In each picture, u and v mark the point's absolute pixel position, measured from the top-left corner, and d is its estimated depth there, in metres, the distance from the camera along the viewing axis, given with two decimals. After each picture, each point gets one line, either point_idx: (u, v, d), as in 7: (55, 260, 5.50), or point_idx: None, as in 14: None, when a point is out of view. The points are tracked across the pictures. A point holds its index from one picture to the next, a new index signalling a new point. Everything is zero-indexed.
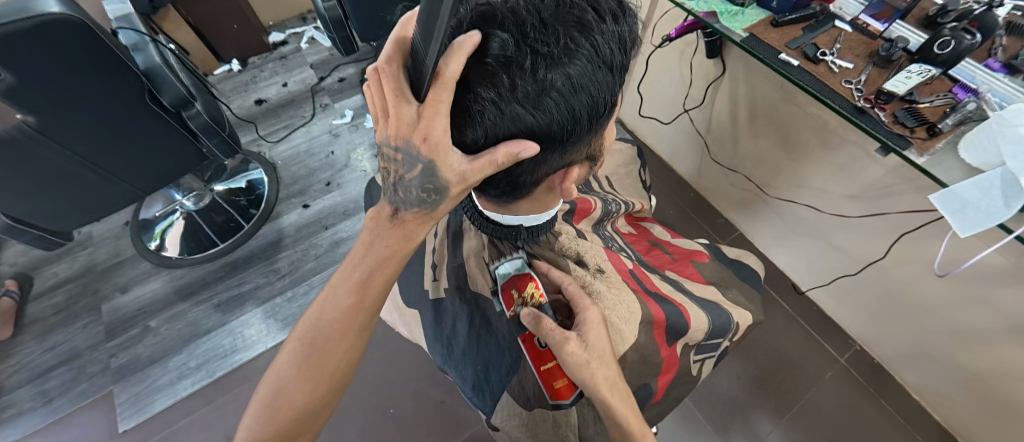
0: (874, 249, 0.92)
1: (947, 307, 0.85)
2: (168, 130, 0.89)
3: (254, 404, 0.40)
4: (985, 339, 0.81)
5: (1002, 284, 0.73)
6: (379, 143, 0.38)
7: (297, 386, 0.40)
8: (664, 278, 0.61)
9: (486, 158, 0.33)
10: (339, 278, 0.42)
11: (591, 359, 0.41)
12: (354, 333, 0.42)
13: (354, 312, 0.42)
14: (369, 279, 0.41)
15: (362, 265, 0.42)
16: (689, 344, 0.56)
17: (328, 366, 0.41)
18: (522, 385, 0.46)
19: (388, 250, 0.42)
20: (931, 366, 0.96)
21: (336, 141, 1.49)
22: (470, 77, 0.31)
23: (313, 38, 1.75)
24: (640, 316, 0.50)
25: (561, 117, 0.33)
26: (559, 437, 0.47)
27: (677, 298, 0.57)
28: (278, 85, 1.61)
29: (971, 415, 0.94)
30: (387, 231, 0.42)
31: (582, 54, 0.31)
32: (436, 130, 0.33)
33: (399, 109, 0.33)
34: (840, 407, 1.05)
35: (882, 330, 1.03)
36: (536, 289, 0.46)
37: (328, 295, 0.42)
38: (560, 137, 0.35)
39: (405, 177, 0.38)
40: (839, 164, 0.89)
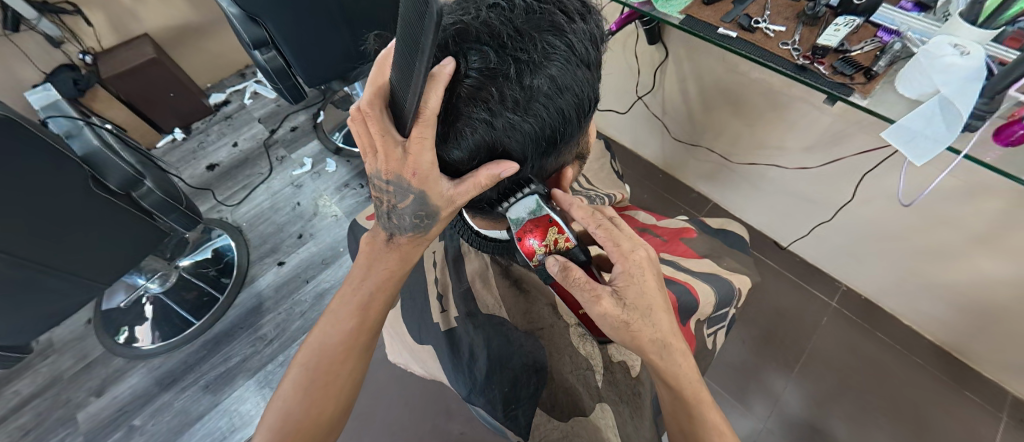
0: (841, 194, 0.97)
1: (917, 234, 0.90)
2: (126, 213, 0.84)
3: (263, 424, 0.42)
4: (959, 256, 0.87)
5: (961, 203, 0.78)
6: (370, 176, 0.40)
7: (313, 404, 0.43)
8: (664, 260, 0.62)
9: (470, 181, 0.35)
10: (340, 303, 0.46)
11: (632, 319, 0.38)
12: (357, 355, 0.46)
13: (358, 332, 0.46)
14: (369, 302, 0.46)
15: (362, 288, 0.46)
16: (701, 320, 0.57)
17: (334, 385, 0.44)
18: (553, 397, 0.46)
19: (386, 272, 0.47)
20: (915, 291, 1.01)
21: (300, 191, 1.45)
22: (451, 99, 0.32)
23: (256, 92, 1.70)
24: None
25: (552, 120, 0.33)
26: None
27: (682, 277, 0.58)
28: (228, 146, 1.55)
29: (958, 330, 0.99)
30: (385, 255, 0.47)
31: (560, 56, 0.31)
32: (424, 161, 0.35)
33: (389, 149, 0.35)
34: (843, 348, 1.09)
35: (863, 267, 1.08)
36: (560, 236, 0.41)
37: (331, 319, 0.46)
38: (555, 140, 0.36)
39: (399, 204, 0.40)
40: (792, 121, 0.93)
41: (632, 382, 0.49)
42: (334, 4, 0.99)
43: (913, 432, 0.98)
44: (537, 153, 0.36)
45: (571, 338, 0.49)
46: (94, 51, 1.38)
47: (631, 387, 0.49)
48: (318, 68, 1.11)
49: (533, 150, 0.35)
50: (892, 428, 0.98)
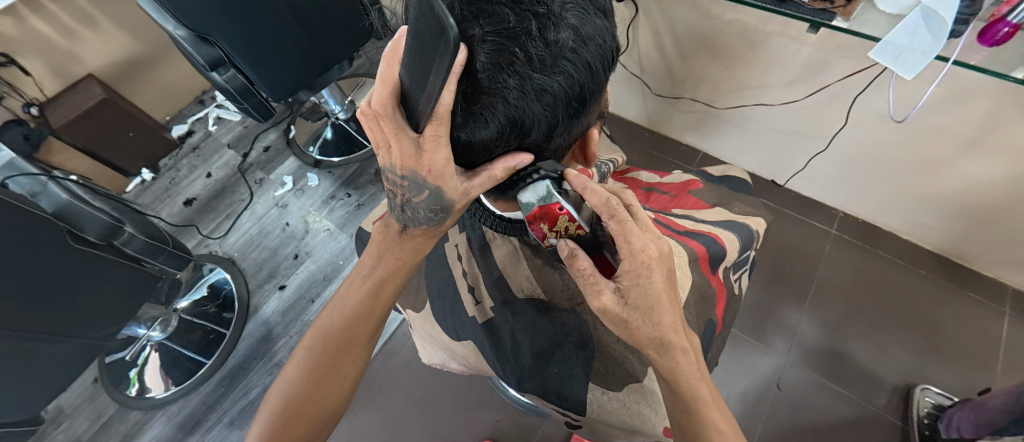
0: (831, 123, 0.97)
1: (909, 150, 0.91)
2: (112, 264, 0.80)
3: (271, 397, 0.44)
4: (950, 165, 0.88)
5: (949, 112, 0.79)
6: (383, 170, 0.40)
7: (317, 385, 0.45)
8: (679, 217, 0.62)
9: (485, 175, 0.37)
10: (349, 290, 0.48)
11: (632, 318, 0.35)
12: (363, 340, 0.48)
13: (366, 318, 0.47)
14: (378, 290, 0.47)
15: (370, 274, 0.48)
16: (728, 266, 0.57)
17: (339, 367, 0.46)
18: (609, 370, 0.47)
19: (396, 261, 0.48)
20: (911, 206, 1.04)
21: (286, 211, 1.41)
22: (469, 74, 0.30)
23: (219, 117, 1.63)
24: (687, 256, 0.51)
25: (580, 76, 0.32)
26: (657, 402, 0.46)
27: (707, 228, 0.58)
28: (203, 178, 1.49)
29: (955, 236, 1.03)
30: (397, 245, 0.48)
31: (578, 4, 0.29)
32: (439, 158, 0.35)
33: (404, 145, 0.35)
34: (849, 272, 1.12)
35: (857, 191, 1.10)
36: (571, 223, 0.39)
37: (338, 305, 0.48)
38: (583, 99, 0.34)
39: (413, 199, 0.41)
40: (772, 58, 0.93)
41: None
42: (285, 6, 0.95)
43: (925, 340, 1.02)
44: (566, 116, 0.34)
45: None
46: (39, 102, 1.27)
47: None
48: (282, 80, 1.07)
49: (563, 113, 0.34)
50: (906, 341, 1.02)
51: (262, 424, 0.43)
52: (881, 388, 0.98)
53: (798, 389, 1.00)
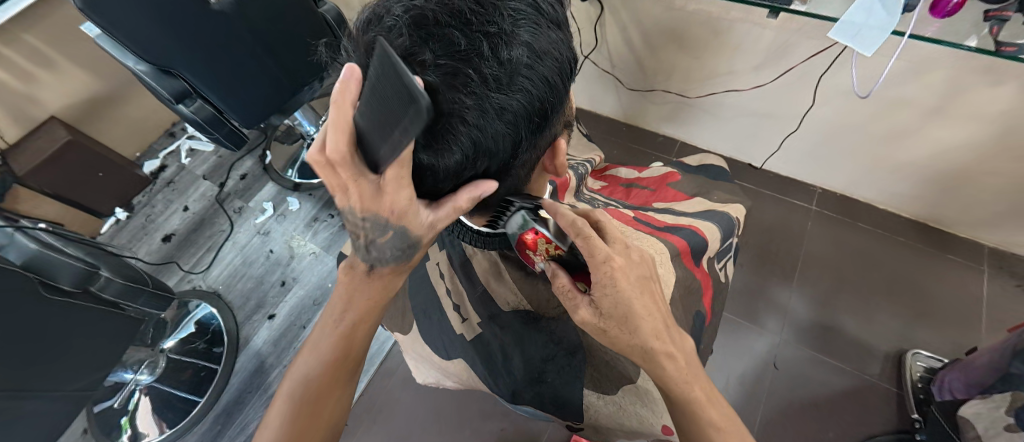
0: (801, 103, 0.99)
1: (877, 122, 0.93)
2: (90, 312, 0.77)
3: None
4: (918, 133, 0.91)
5: (912, 82, 0.81)
6: (342, 212, 0.38)
7: (300, 431, 0.44)
8: (659, 211, 0.62)
9: (451, 206, 0.37)
10: (323, 332, 0.46)
11: (609, 327, 0.36)
12: (342, 383, 0.47)
13: (344, 360, 0.47)
14: (352, 332, 0.46)
15: (342, 318, 0.46)
16: (711, 255, 0.58)
17: (321, 409, 0.46)
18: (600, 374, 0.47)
19: (369, 302, 0.45)
20: (885, 176, 1.06)
21: (269, 238, 1.38)
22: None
23: (191, 149, 1.59)
24: (669, 253, 0.51)
25: (539, 91, 0.31)
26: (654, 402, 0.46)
27: (687, 221, 0.58)
28: (180, 212, 1.45)
29: (929, 201, 1.06)
30: (365, 286, 0.44)
31: (528, 20, 0.30)
32: (403, 196, 0.34)
33: (364, 189, 0.34)
34: (832, 246, 1.14)
35: (832, 167, 1.12)
36: (548, 244, 0.40)
37: (314, 347, 0.47)
38: (545, 114, 0.34)
39: (377, 238, 0.39)
40: (738, 45, 0.94)
41: None
42: (247, 32, 0.93)
43: (910, 305, 1.04)
44: (528, 132, 0.34)
45: None
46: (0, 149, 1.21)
47: None
48: (254, 107, 1.05)
49: (526, 130, 0.33)
50: (893, 308, 1.05)
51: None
52: (873, 356, 1.00)
53: (794, 366, 1.01)
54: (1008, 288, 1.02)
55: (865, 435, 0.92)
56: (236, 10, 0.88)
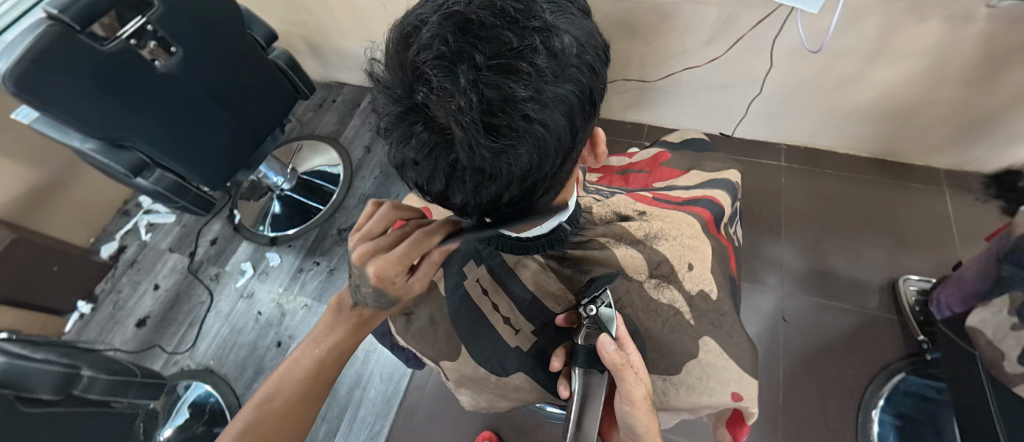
0: (755, 68, 1.04)
1: (826, 74, 1.00)
2: (76, 420, 0.70)
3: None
4: (864, 78, 0.98)
5: (851, 32, 0.87)
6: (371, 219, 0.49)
7: None
8: (667, 190, 0.66)
9: None
10: (299, 354, 0.50)
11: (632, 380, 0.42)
12: (308, 406, 0.49)
13: (312, 381, 0.49)
14: (325, 358, 0.50)
15: (321, 344, 0.50)
16: (728, 220, 0.64)
17: (283, 428, 0.47)
18: (665, 361, 0.48)
19: (347, 328, 0.51)
20: (842, 122, 1.13)
21: (255, 299, 1.31)
22: (483, 102, 0.27)
23: (150, 223, 1.49)
24: (700, 224, 0.58)
25: (588, 79, 0.31)
26: (720, 375, 0.47)
27: (701, 192, 0.64)
28: (150, 291, 1.35)
29: (884, 138, 1.13)
30: (348, 315, 0.51)
31: (564, 16, 0.31)
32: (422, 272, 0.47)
33: (392, 273, 0.43)
34: (808, 196, 1.20)
35: (792, 123, 1.19)
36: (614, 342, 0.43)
37: (288, 365, 0.49)
38: (592, 104, 0.33)
39: (363, 287, 0.46)
40: (687, 24, 0.99)
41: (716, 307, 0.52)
42: (197, 87, 0.89)
43: (891, 236, 1.11)
44: (582, 123, 0.32)
45: (648, 290, 0.51)
46: None
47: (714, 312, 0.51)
48: (216, 167, 1.00)
49: (581, 121, 0.32)
50: (876, 242, 1.11)
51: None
52: (869, 291, 1.05)
53: (800, 316, 1.05)
54: (969, 203, 1.11)
55: (881, 366, 0.96)
56: (186, 71, 0.85)
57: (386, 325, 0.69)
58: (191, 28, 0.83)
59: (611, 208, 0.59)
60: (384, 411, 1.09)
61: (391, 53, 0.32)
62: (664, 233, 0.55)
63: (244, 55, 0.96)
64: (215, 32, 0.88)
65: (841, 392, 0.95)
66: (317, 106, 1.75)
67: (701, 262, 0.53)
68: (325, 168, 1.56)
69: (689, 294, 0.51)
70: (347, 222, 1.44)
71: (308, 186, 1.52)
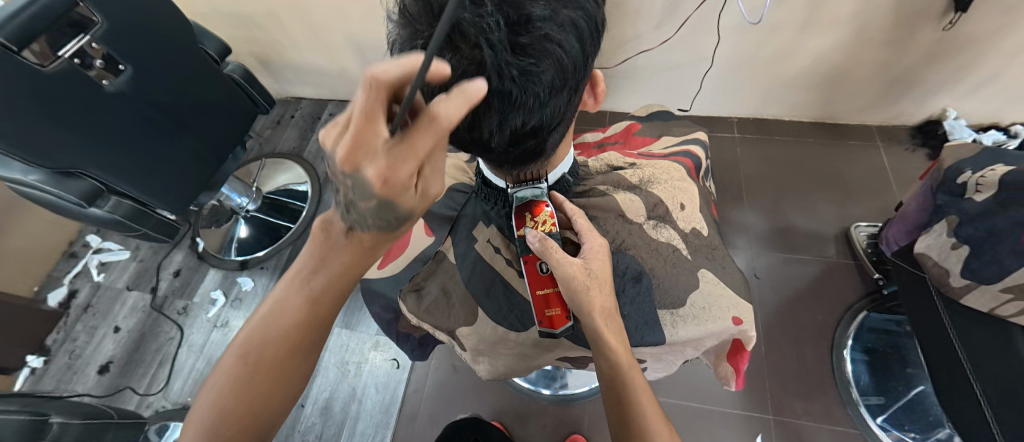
0: (704, 47, 1.12)
1: (766, 47, 1.08)
2: None
3: (200, 406, 0.40)
4: (798, 48, 1.07)
5: (783, 6, 0.96)
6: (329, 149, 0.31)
7: (250, 396, 0.40)
8: (648, 150, 0.71)
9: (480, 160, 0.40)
10: (287, 292, 0.41)
11: (591, 284, 0.44)
12: (305, 345, 0.43)
13: (308, 326, 0.42)
14: (319, 297, 0.41)
15: (312, 281, 0.41)
16: (705, 171, 0.71)
17: (283, 376, 0.42)
18: (673, 297, 0.53)
19: (338, 267, 0.40)
20: (783, 91, 1.23)
21: (230, 328, 1.24)
22: (510, 23, 0.34)
23: (102, 263, 1.38)
24: (685, 170, 0.65)
25: (591, 10, 0.38)
26: (719, 303, 0.53)
27: (681, 146, 0.71)
28: (110, 334, 1.25)
29: (820, 103, 1.25)
30: (340, 248, 0.39)
31: None
32: (404, 170, 0.29)
33: (365, 145, 0.27)
34: (763, 161, 1.30)
35: (740, 96, 1.28)
36: (547, 218, 0.50)
37: (277, 305, 0.42)
38: (595, 34, 0.41)
39: (359, 202, 0.32)
40: (637, 10, 1.05)
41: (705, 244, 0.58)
42: (153, 108, 0.83)
43: (838, 190, 1.22)
44: (588, 51, 0.40)
45: (650, 230, 0.57)
46: None
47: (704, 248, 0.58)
48: (179, 190, 0.95)
49: (587, 48, 0.40)
50: (826, 196, 1.21)
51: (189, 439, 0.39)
52: (827, 241, 1.15)
53: (770, 272, 1.12)
54: (899, 152, 1.23)
55: (845, 307, 1.04)
56: (138, 89, 0.79)
57: (389, 313, 0.69)
58: (138, 43, 0.77)
59: (605, 163, 0.67)
60: (384, 421, 1.06)
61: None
62: (656, 178, 0.62)
63: (199, 70, 0.91)
64: (168, 46, 0.83)
65: (815, 337, 1.02)
66: (275, 122, 1.69)
67: (693, 202, 0.61)
68: (291, 184, 1.51)
69: (684, 232, 0.58)
70: None
71: (276, 205, 1.46)
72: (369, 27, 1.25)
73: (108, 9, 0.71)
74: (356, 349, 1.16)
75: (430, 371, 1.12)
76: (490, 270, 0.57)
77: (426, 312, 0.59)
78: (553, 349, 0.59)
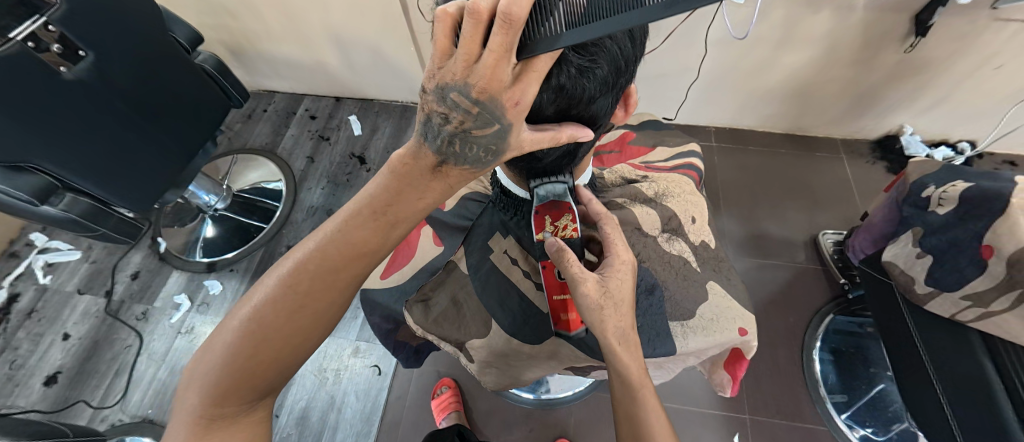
0: (688, 59, 1.15)
1: (746, 60, 1.13)
2: None
3: (228, 330, 0.39)
4: (775, 63, 1.12)
5: (763, 22, 1.01)
6: (445, 88, 0.33)
7: (294, 319, 0.40)
8: (650, 162, 0.74)
9: (553, 135, 0.39)
10: (351, 215, 0.42)
11: (604, 304, 0.44)
12: (358, 277, 0.43)
13: (361, 258, 0.42)
14: (391, 219, 0.42)
15: (383, 205, 0.41)
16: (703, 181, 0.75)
17: (322, 306, 0.41)
18: (679, 307, 0.56)
19: (420, 200, 0.41)
20: (760, 102, 1.29)
21: (195, 334, 1.17)
22: None
23: (48, 264, 1.27)
24: (694, 185, 0.69)
25: None
26: (724, 312, 0.57)
27: (685, 160, 0.74)
28: (58, 342, 1.15)
29: (791, 116, 1.32)
30: (423, 180, 0.41)
31: None
32: (530, 90, 0.34)
33: (499, 71, 0.31)
34: (737, 170, 1.35)
35: (719, 106, 1.33)
36: (570, 223, 0.49)
37: (342, 228, 0.41)
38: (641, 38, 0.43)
39: (472, 132, 0.36)
40: None
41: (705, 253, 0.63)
42: (119, 97, 0.77)
43: (808, 199, 1.28)
44: (636, 53, 0.42)
45: (661, 243, 0.61)
46: None
47: (704, 258, 0.62)
48: (141, 187, 0.88)
49: (635, 49, 0.42)
50: (796, 204, 1.28)
51: (212, 363, 0.37)
52: (797, 247, 1.21)
53: (745, 277, 1.17)
54: (862, 165, 1.32)
55: (815, 310, 1.10)
56: (99, 77, 0.72)
57: (389, 322, 0.66)
58: (101, 26, 0.70)
59: (618, 175, 0.70)
60: (364, 430, 1.03)
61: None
62: (671, 191, 0.65)
63: (168, 58, 0.84)
64: (134, 31, 0.76)
65: (787, 339, 1.07)
66: (246, 117, 1.61)
67: (699, 215, 0.65)
68: (263, 182, 1.44)
69: (694, 244, 0.62)
70: (296, 238, 1.33)
71: (247, 205, 1.39)
72: (352, 20, 1.21)
73: None
74: (334, 356, 1.11)
75: (414, 377, 1.10)
76: (501, 279, 0.58)
77: (433, 324, 0.58)
78: (555, 357, 0.59)
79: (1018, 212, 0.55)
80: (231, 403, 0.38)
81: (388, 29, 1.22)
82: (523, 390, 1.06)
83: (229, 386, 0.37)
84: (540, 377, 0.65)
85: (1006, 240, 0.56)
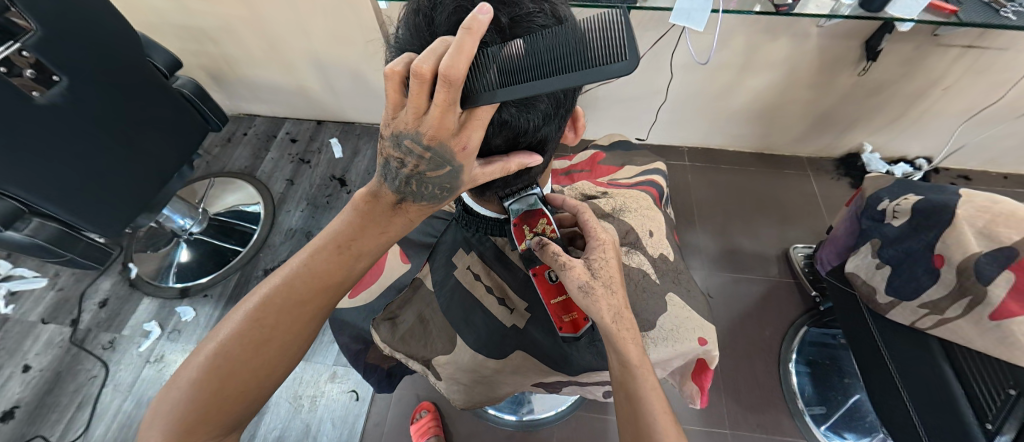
0: (656, 83, 1.20)
1: (712, 84, 1.19)
2: None
3: (191, 366, 0.38)
4: (739, 86, 1.19)
5: (725, 48, 1.07)
6: (400, 136, 0.36)
7: (265, 353, 0.40)
8: (615, 180, 0.77)
9: (501, 166, 0.42)
10: (315, 249, 0.43)
11: (595, 286, 0.45)
12: (321, 311, 0.44)
13: (325, 290, 0.43)
14: (352, 251, 0.44)
15: (343, 238, 0.44)
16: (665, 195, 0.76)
17: (288, 338, 0.41)
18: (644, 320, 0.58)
19: (381, 234, 0.44)
20: (727, 123, 1.34)
21: (164, 363, 1.12)
22: None
23: (12, 292, 1.22)
24: (649, 199, 0.71)
25: None
26: (682, 323, 0.59)
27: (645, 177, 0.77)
28: (16, 375, 1.09)
29: (756, 135, 1.38)
30: (386, 216, 0.44)
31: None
32: (475, 136, 0.37)
33: (445, 121, 0.34)
34: (710, 188, 1.39)
35: (687, 128, 1.39)
36: (548, 225, 0.50)
37: (306, 262, 0.43)
38: None
39: (426, 173, 0.39)
40: None
41: (667, 267, 0.65)
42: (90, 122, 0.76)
43: (778, 215, 1.33)
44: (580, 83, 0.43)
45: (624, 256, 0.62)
46: None
47: (666, 273, 0.64)
48: (111, 212, 0.86)
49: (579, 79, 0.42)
50: (767, 219, 1.32)
51: (176, 400, 0.36)
52: (769, 261, 1.25)
53: (721, 291, 1.20)
54: (827, 180, 1.38)
55: (790, 322, 1.13)
56: (73, 102, 0.72)
57: (359, 343, 0.66)
58: (77, 53, 0.71)
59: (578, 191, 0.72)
60: None
61: (417, 25, 0.39)
62: (626, 207, 0.68)
63: (144, 83, 0.84)
64: (110, 56, 0.76)
65: (764, 352, 1.09)
66: (225, 140, 1.60)
67: (658, 231, 0.67)
68: (240, 205, 1.42)
69: (653, 257, 0.65)
70: (273, 261, 1.31)
71: (223, 228, 1.37)
72: (333, 45, 1.24)
73: (45, 16, 0.65)
74: (311, 382, 1.08)
75: (392, 402, 1.07)
76: (469, 298, 0.58)
77: (401, 341, 0.58)
78: (519, 370, 0.59)
79: (964, 223, 0.60)
80: (196, 438, 0.36)
81: (369, 53, 1.25)
82: (505, 411, 1.05)
83: (194, 421, 0.36)
84: (512, 393, 0.65)
85: (954, 251, 0.60)
